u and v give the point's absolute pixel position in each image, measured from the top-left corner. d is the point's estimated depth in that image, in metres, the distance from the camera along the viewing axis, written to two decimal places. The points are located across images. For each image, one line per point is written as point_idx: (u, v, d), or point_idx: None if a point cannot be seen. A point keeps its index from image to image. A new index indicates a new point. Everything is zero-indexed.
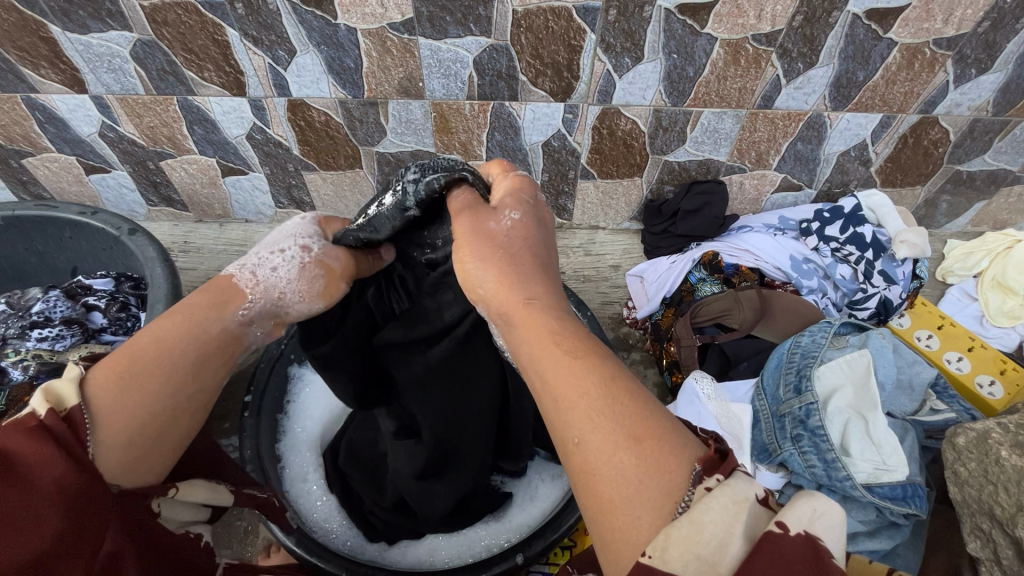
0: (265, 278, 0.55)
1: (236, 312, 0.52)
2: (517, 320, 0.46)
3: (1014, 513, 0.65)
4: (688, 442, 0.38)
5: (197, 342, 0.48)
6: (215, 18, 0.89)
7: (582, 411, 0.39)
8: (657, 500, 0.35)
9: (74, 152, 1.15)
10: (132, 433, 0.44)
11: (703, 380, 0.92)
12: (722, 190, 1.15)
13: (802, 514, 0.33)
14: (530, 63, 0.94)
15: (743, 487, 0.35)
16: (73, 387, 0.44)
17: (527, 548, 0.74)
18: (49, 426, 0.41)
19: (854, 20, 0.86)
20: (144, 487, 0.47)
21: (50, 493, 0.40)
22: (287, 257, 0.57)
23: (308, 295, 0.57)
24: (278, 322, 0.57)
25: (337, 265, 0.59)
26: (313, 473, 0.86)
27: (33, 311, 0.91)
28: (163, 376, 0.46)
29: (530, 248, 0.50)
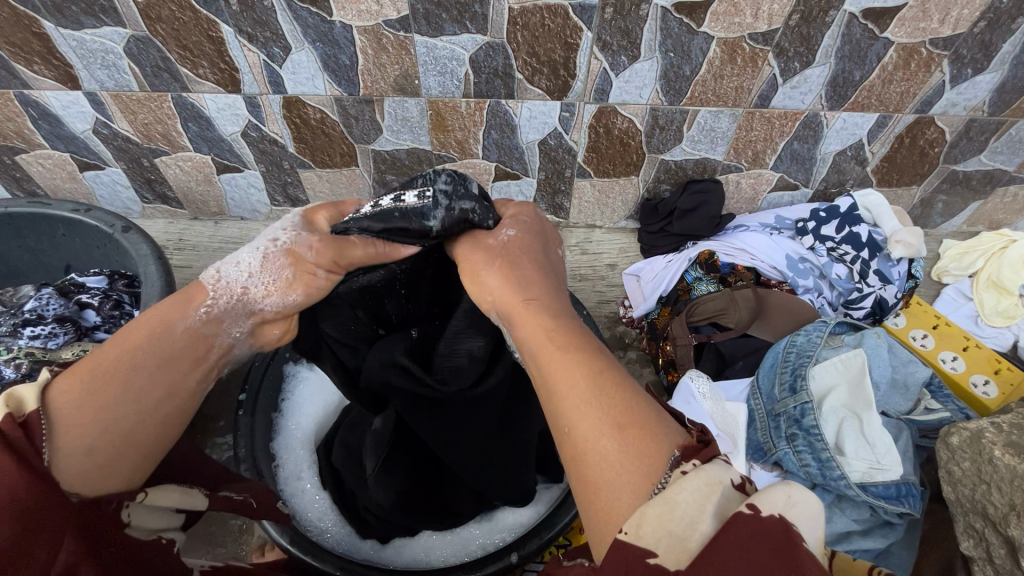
0: (229, 277, 0.54)
1: (198, 311, 0.52)
2: (516, 319, 0.48)
3: (1006, 512, 0.65)
4: (672, 430, 0.39)
5: (163, 343, 0.49)
6: (210, 14, 0.89)
7: (571, 400, 0.40)
8: (637, 484, 0.36)
9: (68, 148, 1.15)
10: (95, 437, 0.45)
11: (699, 379, 0.92)
12: (718, 189, 1.14)
13: (777, 498, 0.32)
14: (527, 61, 0.94)
15: (718, 471, 0.35)
16: (35, 392, 0.45)
17: (522, 547, 0.73)
18: (3, 430, 0.41)
19: (850, 19, 0.86)
20: (111, 494, 0.46)
21: (3, 500, 0.39)
22: (251, 256, 0.56)
23: (278, 285, 0.55)
24: (257, 318, 0.56)
25: (309, 253, 0.56)
26: (308, 471, 0.86)
27: (25, 308, 0.90)
28: (130, 379, 0.46)
29: (527, 252, 0.54)
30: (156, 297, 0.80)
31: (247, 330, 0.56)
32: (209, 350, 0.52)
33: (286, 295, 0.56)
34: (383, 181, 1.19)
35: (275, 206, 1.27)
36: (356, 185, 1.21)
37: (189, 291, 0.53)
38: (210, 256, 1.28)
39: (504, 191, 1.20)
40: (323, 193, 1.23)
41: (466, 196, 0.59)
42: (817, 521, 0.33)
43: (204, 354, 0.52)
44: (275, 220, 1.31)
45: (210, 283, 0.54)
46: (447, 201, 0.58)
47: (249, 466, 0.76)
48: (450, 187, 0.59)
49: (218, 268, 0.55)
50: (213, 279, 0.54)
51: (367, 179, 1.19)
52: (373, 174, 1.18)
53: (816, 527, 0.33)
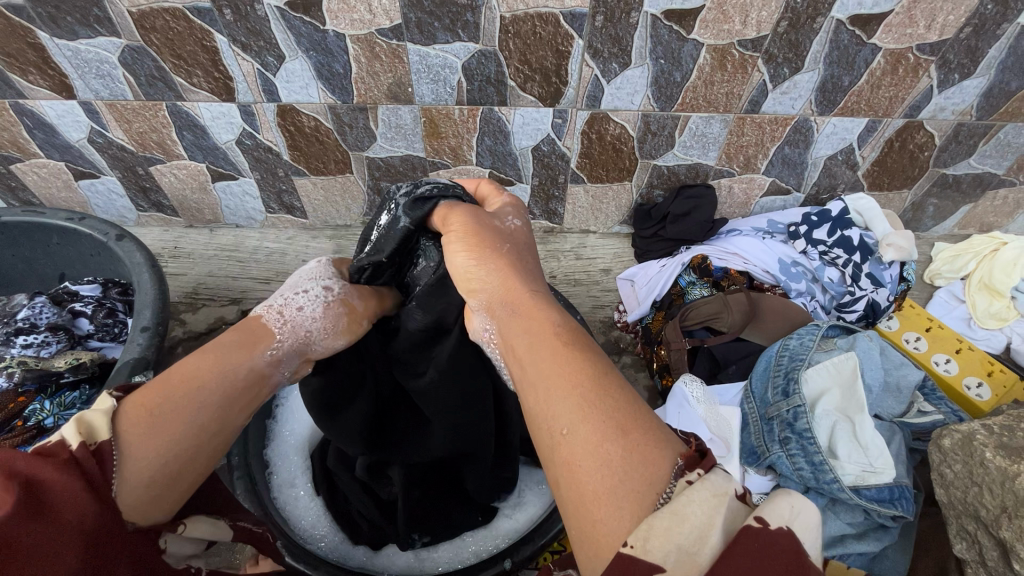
0: (291, 318, 0.58)
1: (264, 351, 0.54)
2: (518, 310, 0.49)
3: (997, 514, 0.65)
4: (672, 437, 0.38)
5: (229, 381, 0.49)
6: (204, 23, 0.89)
7: (573, 401, 0.40)
8: (640, 493, 0.35)
9: (64, 157, 1.15)
10: (155, 474, 0.44)
11: (692, 384, 0.93)
12: (711, 195, 1.15)
13: (782, 510, 0.33)
14: (519, 69, 0.95)
15: (721, 481, 0.35)
16: (105, 419, 0.44)
17: (516, 553, 0.73)
18: (79, 459, 0.42)
19: (838, 25, 0.88)
20: (156, 524, 0.47)
21: (75, 527, 0.40)
22: (310, 296, 0.60)
23: (332, 333, 0.61)
24: (306, 358, 0.59)
25: (359, 304, 0.64)
26: (301, 478, 0.86)
27: (18, 318, 0.89)
28: (191, 417, 0.46)
29: (524, 255, 0.56)
30: (150, 305, 0.80)
31: (293, 370, 0.58)
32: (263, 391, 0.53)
33: (335, 341, 0.61)
34: (377, 188, 1.20)
35: (269, 213, 1.28)
36: (350, 192, 1.21)
37: (250, 325, 0.56)
38: (205, 264, 1.27)
39: None
40: (318, 201, 1.24)
41: (424, 185, 0.63)
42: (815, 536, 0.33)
43: (258, 394, 0.53)
44: (270, 227, 1.31)
45: (275, 324, 0.57)
46: (409, 196, 0.62)
47: (243, 474, 0.75)
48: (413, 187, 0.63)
49: (273, 306, 0.59)
50: (271, 315, 0.58)
51: (361, 186, 1.20)
52: (368, 181, 1.18)
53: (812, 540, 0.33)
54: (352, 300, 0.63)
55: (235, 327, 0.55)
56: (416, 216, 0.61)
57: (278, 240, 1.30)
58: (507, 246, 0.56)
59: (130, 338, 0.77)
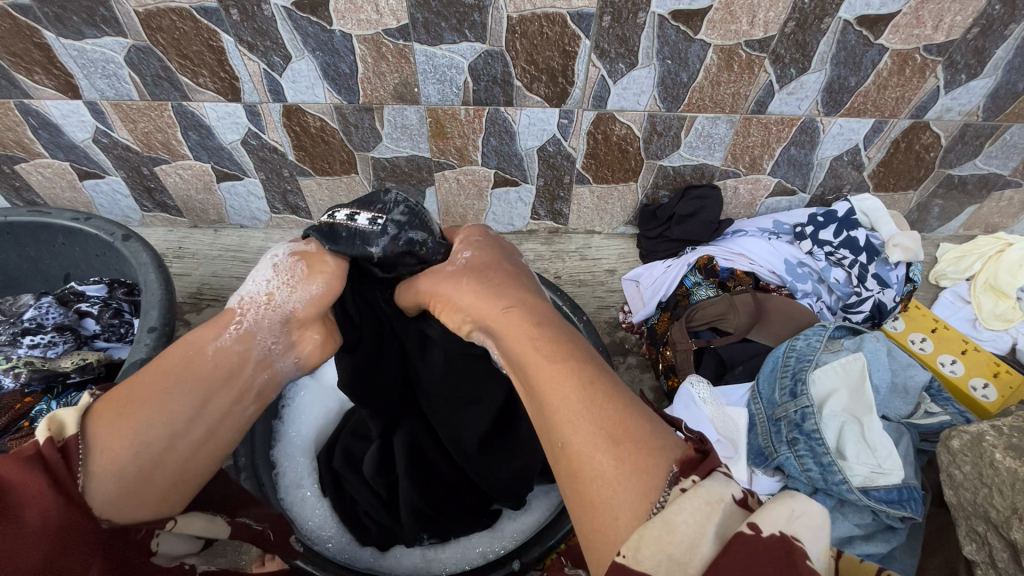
0: (249, 296, 0.51)
1: (226, 330, 0.48)
2: (496, 326, 0.47)
3: (1008, 515, 0.65)
4: (667, 442, 0.38)
5: (196, 369, 0.46)
6: (210, 24, 0.89)
7: (564, 413, 0.39)
8: (635, 501, 0.35)
9: (68, 157, 1.15)
10: (124, 466, 0.42)
11: (699, 385, 0.92)
12: (716, 195, 1.15)
13: (778, 515, 0.33)
14: (526, 69, 0.94)
15: (716, 488, 0.35)
16: (75, 416, 0.44)
17: (524, 554, 0.73)
18: (44, 455, 0.41)
19: (845, 26, 0.88)
20: (138, 522, 0.45)
21: (36, 527, 0.39)
22: (259, 269, 0.53)
23: (300, 279, 0.53)
24: (292, 322, 0.52)
25: (313, 248, 0.56)
26: (308, 479, 0.85)
27: (23, 318, 0.89)
28: (155, 409, 0.44)
29: (492, 265, 0.54)
30: (157, 306, 0.80)
31: (285, 343, 0.52)
32: (247, 370, 0.48)
33: (310, 287, 0.53)
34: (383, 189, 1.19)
35: (274, 214, 1.27)
36: (355, 192, 1.21)
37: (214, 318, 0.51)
38: (210, 264, 1.27)
39: (503, 199, 1.21)
40: (323, 201, 1.23)
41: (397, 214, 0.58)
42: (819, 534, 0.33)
43: (239, 378, 0.48)
44: (275, 228, 1.30)
45: (237, 304, 0.51)
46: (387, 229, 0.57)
47: (250, 475, 0.75)
48: (403, 219, 0.58)
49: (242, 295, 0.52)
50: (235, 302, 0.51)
51: (366, 186, 1.19)
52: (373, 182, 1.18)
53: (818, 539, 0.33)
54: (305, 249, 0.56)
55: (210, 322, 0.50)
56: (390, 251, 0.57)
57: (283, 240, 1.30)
58: (467, 277, 0.52)
59: (137, 339, 0.77)
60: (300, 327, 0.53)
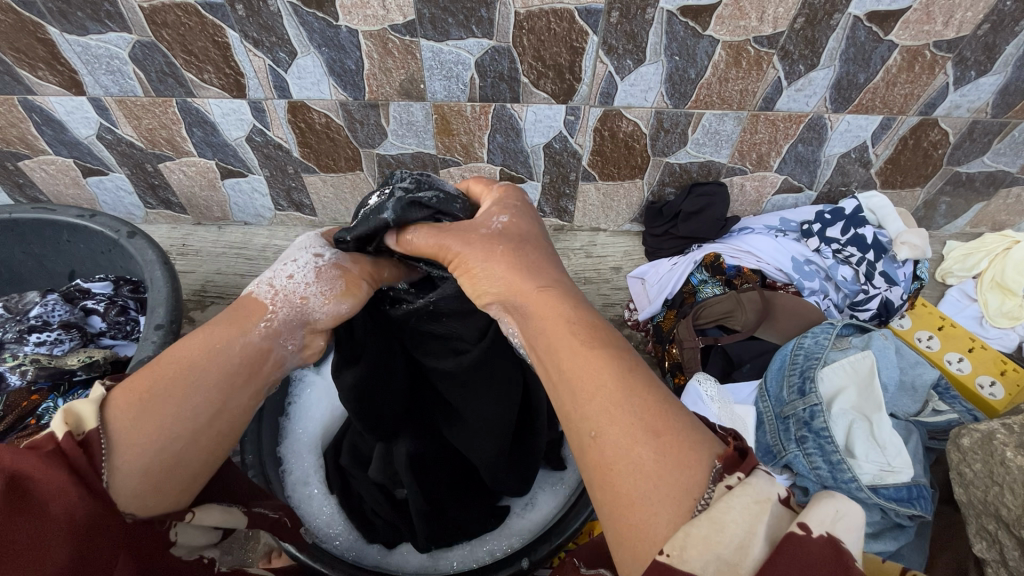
0: (282, 287, 0.51)
1: (257, 325, 0.49)
2: (529, 306, 0.45)
3: (1020, 514, 0.65)
4: (705, 437, 0.37)
5: (221, 361, 0.46)
6: (215, 19, 0.89)
7: (600, 404, 0.38)
8: (677, 497, 0.34)
9: (72, 154, 1.14)
10: (150, 460, 0.42)
11: (706, 382, 0.92)
12: (723, 192, 1.14)
13: (824, 515, 0.31)
14: (532, 65, 0.94)
15: (763, 486, 0.34)
16: (93, 408, 0.42)
17: (533, 552, 0.73)
18: (65, 451, 0.40)
19: (854, 22, 0.87)
20: (163, 514, 0.45)
21: (61, 523, 0.39)
22: (301, 265, 0.53)
23: (332, 295, 0.53)
24: (312, 332, 0.52)
25: (355, 268, 0.56)
26: (315, 476, 0.85)
27: (30, 315, 0.89)
28: (183, 400, 0.43)
29: (528, 238, 0.51)
30: (163, 302, 0.80)
31: (300, 344, 0.51)
32: (267, 369, 0.49)
33: (339, 306, 0.53)
34: (387, 185, 1.19)
35: (278, 211, 1.27)
36: (360, 190, 1.21)
37: (241, 303, 0.50)
38: (213, 261, 1.27)
39: None
40: (327, 198, 1.23)
41: (427, 188, 0.57)
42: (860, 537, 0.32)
43: (263, 373, 0.49)
44: (279, 225, 1.30)
45: (266, 298, 0.51)
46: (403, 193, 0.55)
47: (258, 470, 0.75)
48: (411, 183, 0.57)
49: (264, 280, 0.53)
50: (263, 290, 0.52)
51: (370, 183, 1.19)
52: (377, 178, 1.18)
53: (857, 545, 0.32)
54: (346, 264, 0.56)
55: (229, 308, 0.50)
56: (403, 215, 0.54)
57: (287, 237, 1.30)
58: (503, 243, 0.50)
59: (144, 336, 0.76)
60: (313, 331, 0.53)
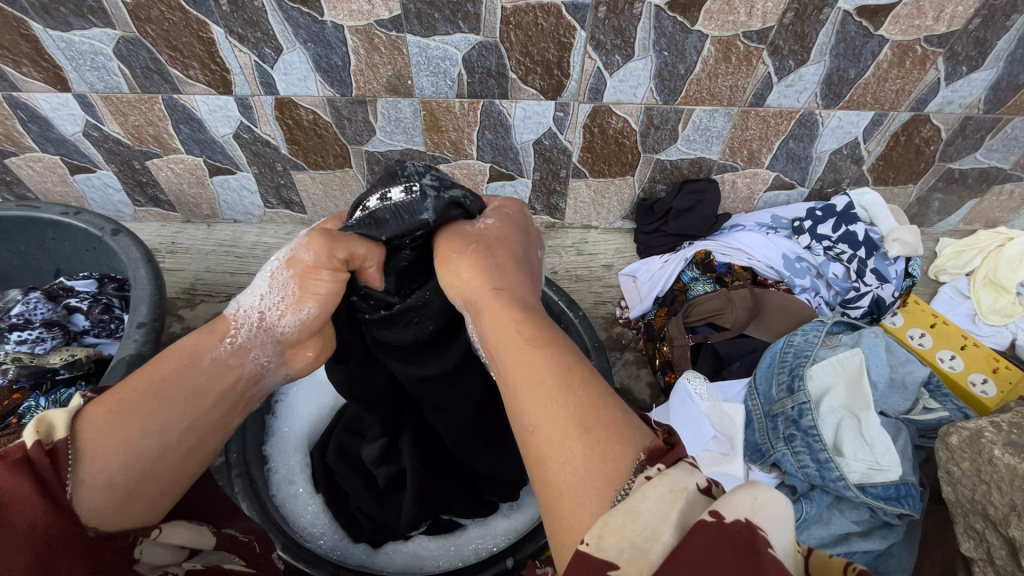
0: (246, 305, 0.53)
1: (220, 343, 0.50)
2: (482, 303, 0.49)
3: (1006, 513, 0.65)
4: (637, 432, 0.37)
5: (190, 376, 0.48)
6: (200, 15, 0.88)
7: (538, 399, 0.39)
8: (599, 487, 0.34)
9: (59, 151, 1.14)
10: (116, 473, 0.42)
11: (696, 380, 0.90)
12: (714, 189, 1.14)
13: (742, 501, 0.30)
14: (520, 61, 0.93)
15: (682, 476, 0.33)
16: (65, 417, 0.43)
17: (517, 552, 0.72)
18: (34, 459, 0.40)
19: (845, 16, 0.86)
20: (126, 529, 0.44)
21: (22, 533, 0.38)
22: (256, 280, 0.53)
23: (291, 303, 0.52)
24: (282, 346, 0.53)
25: (310, 259, 0.52)
26: (300, 476, 0.85)
27: (11, 313, 0.87)
28: (149, 415, 0.44)
29: (504, 243, 0.55)
30: (146, 300, 0.79)
31: (277, 360, 0.53)
32: (243, 388, 0.51)
33: (300, 311, 0.52)
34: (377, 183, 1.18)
35: (268, 208, 1.26)
36: (350, 187, 1.20)
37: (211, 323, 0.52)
38: (202, 259, 1.26)
39: (499, 193, 1.20)
40: (317, 195, 1.22)
41: (453, 186, 0.58)
42: (784, 526, 0.31)
43: (243, 393, 0.51)
44: (268, 222, 1.29)
45: (233, 313, 0.52)
46: (437, 191, 0.56)
47: (241, 471, 0.74)
48: (437, 180, 0.57)
49: (236, 302, 0.53)
50: (230, 310, 0.53)
51: (360, 181, 1.18)
52: (367, 176, 1.17)
53: (782, 533, 0.31)
54: (300, 257, 0.52)
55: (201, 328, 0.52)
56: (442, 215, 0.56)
57: (276, 236, 1.29)
58: (475, 243, 0.54)
59: (126, 334, 0.76)
60: (293, 346, 0.54)
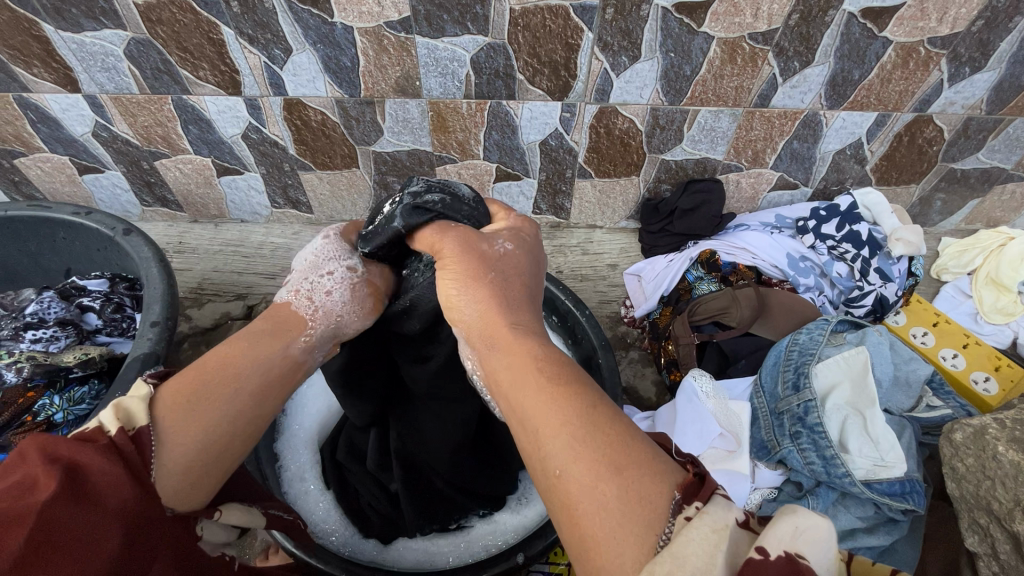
0: (321, 304, 0.56)
1: (297, 339, 0.53)
2: (497, 338, 0.47)
3: (1011, 508, 0.66)
4: (667, 469, 0.37)
5: (262, 371, 0.49)
6: (211, 16, 0.89)
7: (563, 440, 0.38)
8: (638, 532, 0.34)
9: (68, 151, 1.14)
10: (193, 456, 0.44)
11: (701, 378, 0.92)
12: (719, 189, 1.14)
13: (781, 534, 0.32)
14: (528, 62, 0.94)
15: (721, 514, 0.34)
16: (141, 405, 0.44)
17: (527, 548, 0.73)
18: (120, 444, 0.41)
19: (849, 18, 0.87)
20: (195, 511, 0.46)
21: (115, 513, 0.39)
22: (337, 277, 0.57)
23: (360, 314, 0.59)
24: (335, 345, 0.57)
25: (378, 283, 0.62)
26: (311, 472, 0.86)
27: (26, 312, 0.88)
28: (225, 403, 0.46)
29: (517, 272, 0.52)
30: (159, 300, 0.80)
31: (329, 359, 0.56)
32: (297, 377, 0.52)
33: (361, 320, 0.59)
34: (383, 182, 1.19)
35: (275, 208, 1.27)
36: (357, 187, 1.21)
37: (278, 312, 0.54)
38: (210, 259, 1.27)
39: (505, 193, 1.21)
40: (324, 195, 1.23)
41: (433, 192, 0.57)
42: (824, 547, 0.32)
43: (293, 383, 0.52)
44: (276, 222, 1.30)
45: (306, 311, 0.55)
46: (410, 199, 0.57)
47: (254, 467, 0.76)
48: (421, 188, 0.58)
49: (301, 291, 0.56)
50: (301, 302, 0.55)
51: (367, 180, 1.19)
52: (374, 175, 1.18)
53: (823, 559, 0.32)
54: (375, 279, 0.61)
55: (262, 316, 0.54)
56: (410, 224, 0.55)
57: (283, 235, 1.30)
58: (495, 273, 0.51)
59: (140, 333, 0.77)
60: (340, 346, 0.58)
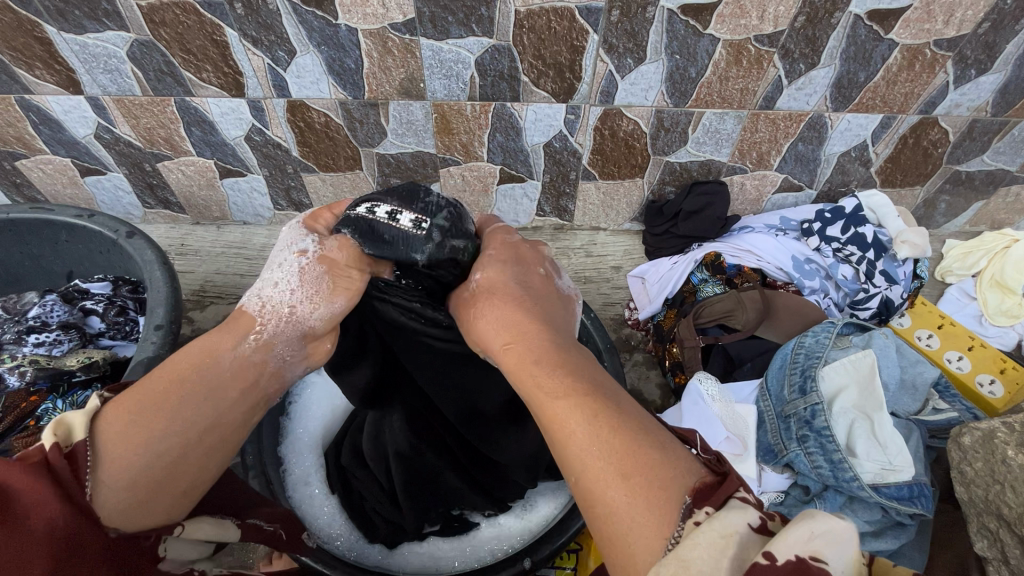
0: (270, 297, 0.52)
1: (246, 337, 0.50)
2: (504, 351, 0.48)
3: (1021, 513, 0.65)
4: (680, 471, 0.38)
5: (206, 376, 0.47)
6: (214, 18, 0.88)
7: (574, 448, 0.40)
8: (649, 536, 0.35)
9: (69, 153, 1.14)
10: (137, 473, 0.43)
11: (708, 381, 0.91)
12: (724, 191, 1.14)
13: (794, 537, 0.31)
14: (533, 64, 0.94)
15: (731, 518, 0.34)
16: (82, 420, 0.43)
17: (534, 553, 0.73)
18: (51, 461, 0.40)
19: (856, 20, 0.87)
20: (147, 530, 0.45)
21: (41, 535, 0.38)
22: (286, 269, 0.53)
23: (319, 297, 0.54)
24: (307, 339, 0.54)
25: (342, 257, 0.55)
26: (316, 476, 0.85)
27: (29, 315, 0.88)
28: (167, 418, 0.44)
29: (502, 289, 0.53)
30: (163, 302, 0.79)
31: (299, 353, 0.53)
32: (261, 378, 0.50)
33: (332, 304, 0.54)
34: (387, 183, 1.19)
35: (278, 210, 1.27)
36: (359, 189, 1.20)
37: (233, 317, 0.51)
38: (212, 261, 1.26)
39: (508, 195, 1.20)
40: (327, 197, 1.23)
41: (461, 233, 0.57)
42: (843, 549, 0.32)
43: (254, 379, 0.49)
44: (278, 224, 1.30)
45: (255, 311, 0.52)
46: (440, 237, 0.56)
47: (258, 471, 0.75)
48: (449, 222, 0.56)
49: (255, 292, 0.53)
50: (253, 303, 0.52)
51: (370, 182, 1.19)
52: (377, 177, 1.17)
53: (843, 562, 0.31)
54: (331, 254, 0.55)
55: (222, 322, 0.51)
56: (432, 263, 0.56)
57: None
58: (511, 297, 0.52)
59: (144, 336, 0.76)
60: (314, 339, 0.55)
